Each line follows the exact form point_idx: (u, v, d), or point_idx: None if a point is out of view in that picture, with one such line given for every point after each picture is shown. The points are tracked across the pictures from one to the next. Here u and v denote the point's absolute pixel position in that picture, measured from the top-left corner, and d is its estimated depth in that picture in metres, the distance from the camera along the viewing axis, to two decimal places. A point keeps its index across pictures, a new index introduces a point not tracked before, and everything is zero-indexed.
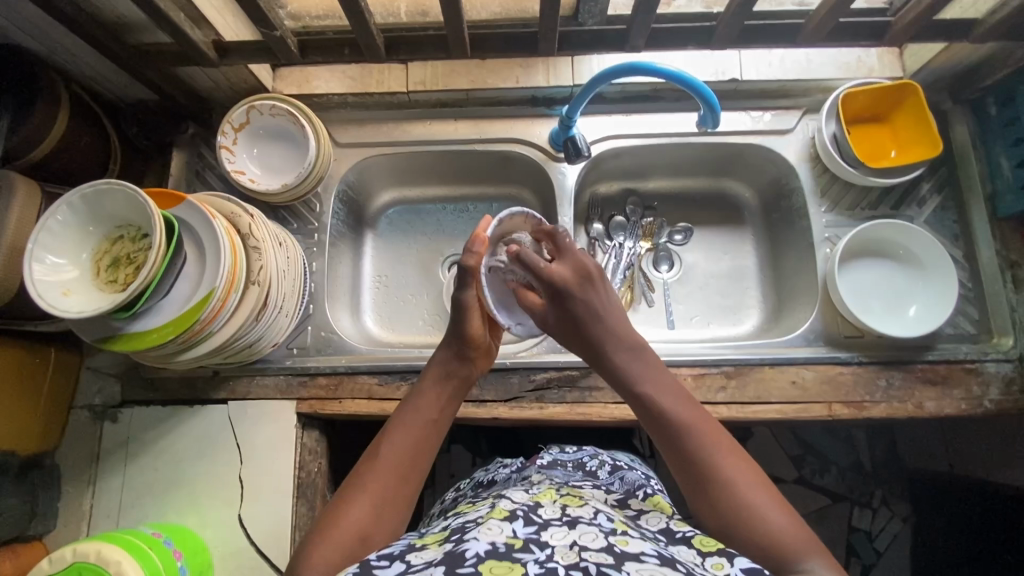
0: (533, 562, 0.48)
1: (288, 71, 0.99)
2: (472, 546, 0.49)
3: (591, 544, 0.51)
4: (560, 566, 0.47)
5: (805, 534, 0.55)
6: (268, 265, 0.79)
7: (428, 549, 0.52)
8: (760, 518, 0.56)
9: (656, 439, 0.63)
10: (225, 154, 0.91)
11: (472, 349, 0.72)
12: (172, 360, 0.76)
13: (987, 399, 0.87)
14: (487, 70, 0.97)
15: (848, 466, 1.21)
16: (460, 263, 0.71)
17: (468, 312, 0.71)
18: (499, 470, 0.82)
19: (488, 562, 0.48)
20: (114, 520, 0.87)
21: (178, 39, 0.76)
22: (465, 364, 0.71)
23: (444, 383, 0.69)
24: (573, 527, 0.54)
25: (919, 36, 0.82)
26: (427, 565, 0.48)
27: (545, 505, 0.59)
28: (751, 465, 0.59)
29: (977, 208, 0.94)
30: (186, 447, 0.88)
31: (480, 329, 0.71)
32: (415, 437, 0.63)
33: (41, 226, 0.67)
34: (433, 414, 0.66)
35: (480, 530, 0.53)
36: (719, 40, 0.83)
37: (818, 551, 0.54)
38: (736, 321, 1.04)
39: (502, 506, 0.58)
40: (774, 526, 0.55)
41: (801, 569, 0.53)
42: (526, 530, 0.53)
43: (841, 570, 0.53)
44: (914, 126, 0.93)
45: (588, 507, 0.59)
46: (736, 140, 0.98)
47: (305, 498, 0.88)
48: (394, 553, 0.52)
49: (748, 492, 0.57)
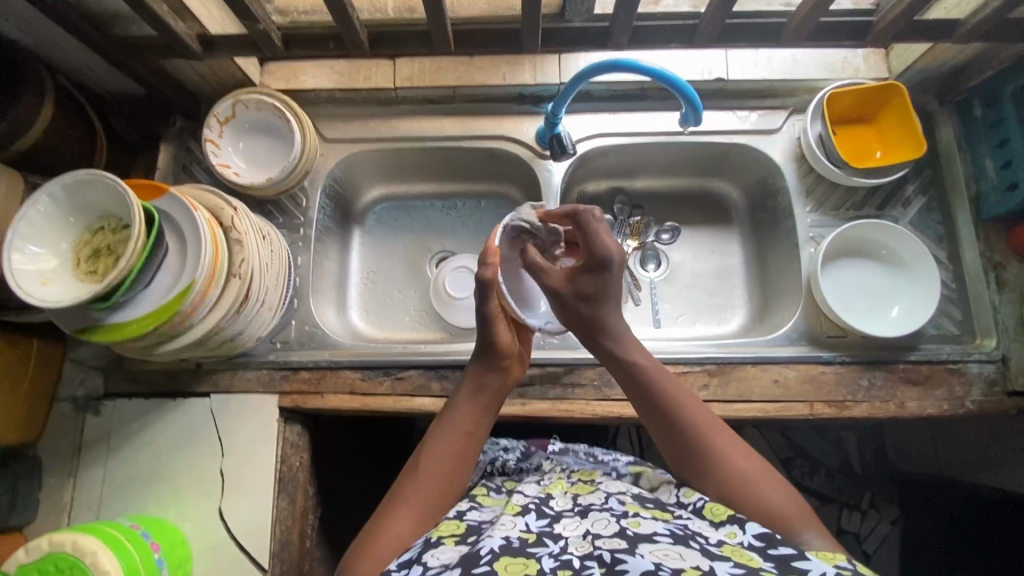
0: (548, 555, 0.49)
1: (275, 66, 0.99)
2: (486, 543, 0.51)
3: (604, 531, 0.51)
4: (575, 557, 0.48)
5: (794, 503, 0.58)
6: (250, 260, 0.79)
7: (446, 547, 0.54)
8: (753, 487, 0.58)
9: (649, 420, 0.66)
10: (210, 147, 0.91)
11: (505, 359, 0.72)
12: (154, 351, 0.76)
13: (969, 399, 0.87)
14: (474, 67, 0.97)
15: (837, 468, 1.21)
16: (477, 277, 0.71)
17: (493, 322, 0.71)
18: (505, 456, 0.79)
19: (503, 559, 0.49)
20: (94, 512, 0.87)
21: (162, 31, 0.76)
22: (499, 375, 0.72)
23: (479, 395, 0.70)
24: (586, 517, 0.55)
25: (901, 36, 0.82)
26: (446, 569, 0.49)
27: (557, 496, 0.61)
28: (738, 440, 0.62)
29: (961, 209, 0.93)
30: (168, 440, 0.88)
31: (508, 336, 0.72)
32: (452, 448, 0.65)
33: (20, 215, 0.67)
34: (469, 426, 0.68)
35: (495, 526, 0.54)
36: (702, 38, 0.83)
37: (807, 520, 0.57)
38: (722, 320, 1.04)
39: (514, 502, 0.60)
40: (765, 494, 0.58)
41: (796, 537, 0.56)
42: (539, 524, 0.55)
43: (831, 540, 0.56)
44: (899, 127, 0.93)
45: (599, 493, 0.60)
46: (722, 139, 0.99)
47: (287, 492, 0.87)
48: (413, 557, 0.53)
49: (739, 464, 0.60)
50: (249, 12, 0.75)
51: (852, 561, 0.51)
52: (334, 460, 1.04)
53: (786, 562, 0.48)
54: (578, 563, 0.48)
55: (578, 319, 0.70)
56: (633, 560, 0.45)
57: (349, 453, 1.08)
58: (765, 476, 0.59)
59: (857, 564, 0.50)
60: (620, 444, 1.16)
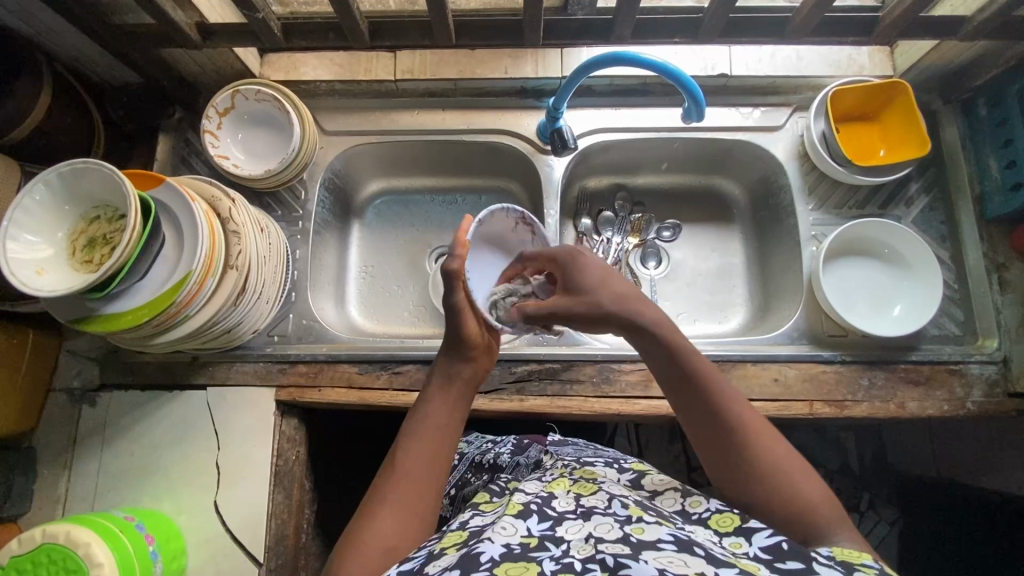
0: (549, 559, 0.48)
1: (275, 57, 0.98)
2: (487, 549, 0.49)
3: (607, 535, 0.51)
4: (577, 560, 0.47)
5: (828, 500, 0.56)
6: (247, 251, 0.78)
7: (445, 555, 0.51)
8: (791, 485, 0.56)
9: (684, 414, 0.62)
10: (208, 138, 0.90)
11: (473, 349, 0.70)
12: (150, 342, 0.75)
13: (970, 401, 0.86)
14: (476, 59, 0.96)
15: (836, 469, 1.20)
16: (443, 268, 0.68)
17: (461, 313, 0.69)
18: (498, 449, 0.83)
19: (504, 564, 0.47)
20: (89, 503, 0.86)
21: (161, 20, 0.75)
22: (467, 366, 0.69)
23: (449, 388, 0.68)
24: (588, 519, 0.54)
25: (906, 32, 0.81)
26: (444, 571, 0.48)
27: (559, 497, 0.60)
28: (775, 434, 0.60)
29: (964, 209, 0.93)
30: (164, 433, 0.88)
31: (476, 328, 0.69)
32: (429, 443, 0.63)
33: (16, 203, 0.66)
34: (442, 421, 0.65)
35: (496, 530, 0.53)
36: (706, 32, 0.82)
37: (840, 519, 0.55)
38: (723, 319, 1.03)
39: (515, 501, 0.59)
40: (803, 490, 0.56)
41: (831, 538, 0.54)
42: (541, 527, 0.54)
43: (863, 541, 0.54)
44: (904, 126, 0.92)
45: (602, 494, 0.59)
46: (725, 136, 0.98)
47: (283, 486, 0.87)
48: (414, 568, 0.51)
49: (778, 461, 0.58)
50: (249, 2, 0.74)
51: (876, 561, 0.49)
52: (329, 454, 1.03)
53: (793, 574, 0.46)
54: (580, 566, 0.46)
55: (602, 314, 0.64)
56: (636, 565, 0.45)
57: (344, 448, 1.08)
58: (803, 473, 0.57)
59: (881, 564, 0.49)
60: (618, 443, 1.16)
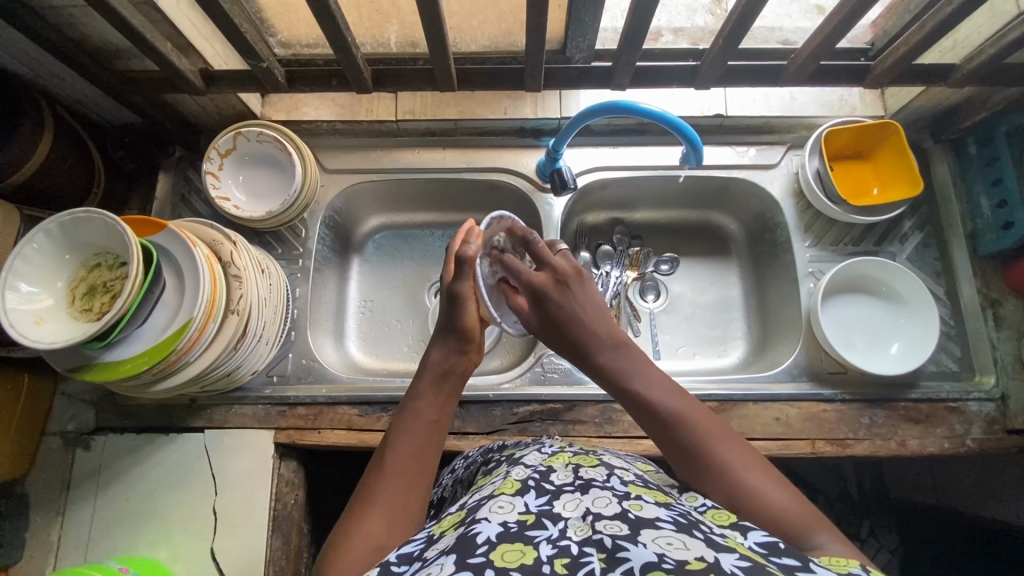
0: (546, 541, 0.45)
1: (277, 97, 1.00)
2: (483, 530, 0.46)
3: (605, 510, 0.47)
4: (573, 543, 0.44)
5: (805, 506, 0.54)
6: (248, 294, 0.78)
7: (444, 537, 0.49)
8: (766, 498, 0.54)
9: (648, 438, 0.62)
10: (210, 179, 0.91)
11: (470, 342, 0.72)
12: (148, 390, 0.74)
13: (970, 438, 0.86)
14: (477, 101, 0.99)
15: (836, 497, 1.19)
16: (458, 254, 0.73)
17: (462, 303, 0.71)
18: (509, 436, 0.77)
19: (500, 548, 0.44)
20: (82, 553, 0.84)
21: (168, 70, 0.77)
22: (461, 359, 0.71)
23: (441, 381, 0.69)
24: (586, 493, 0.51)
25: (897, 79, 0.83)
26: (440, 556, 0.45)
27: (558, 469, 0.57)
28: (745, 447, 0.59)
29: (957, 245, 0.94)
30: (159, 475, 0.86)
31: (475, 319, 0.72)
32: (420, 437, 0.63)
33: (15, 253, 0.66)
34: (433, 415, 0.66)
35: (492, 509, 0.50)
36: (702, 79, 0.84)
37: (822, 522, 0.53)
38: (722, 352, 1.04)
39: (513, 479, 0.55)
40: (771, 498, 0.54)
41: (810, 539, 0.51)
42: (539, 503, 0.50)
43: (847, 541, 0.52)
44: (893, 164, 0.94)
45: (602, 468, 0.56)
46: (722, 174, 0.99)
47: (281, 531, 0.85)
48: (414, 552, 0.49)
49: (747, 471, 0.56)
50: (253, 51, 0.75)
51: (863, 568, 0.46)
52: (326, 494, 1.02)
53: (789, 569, 0.43)
54: (577, 550, 0.43)
55: (562, 337, 0.69)
56: (634, 549, 0.42)
57: (339, 488, 1.06)
58: (775, 484, 0.55)
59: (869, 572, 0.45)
60: None
